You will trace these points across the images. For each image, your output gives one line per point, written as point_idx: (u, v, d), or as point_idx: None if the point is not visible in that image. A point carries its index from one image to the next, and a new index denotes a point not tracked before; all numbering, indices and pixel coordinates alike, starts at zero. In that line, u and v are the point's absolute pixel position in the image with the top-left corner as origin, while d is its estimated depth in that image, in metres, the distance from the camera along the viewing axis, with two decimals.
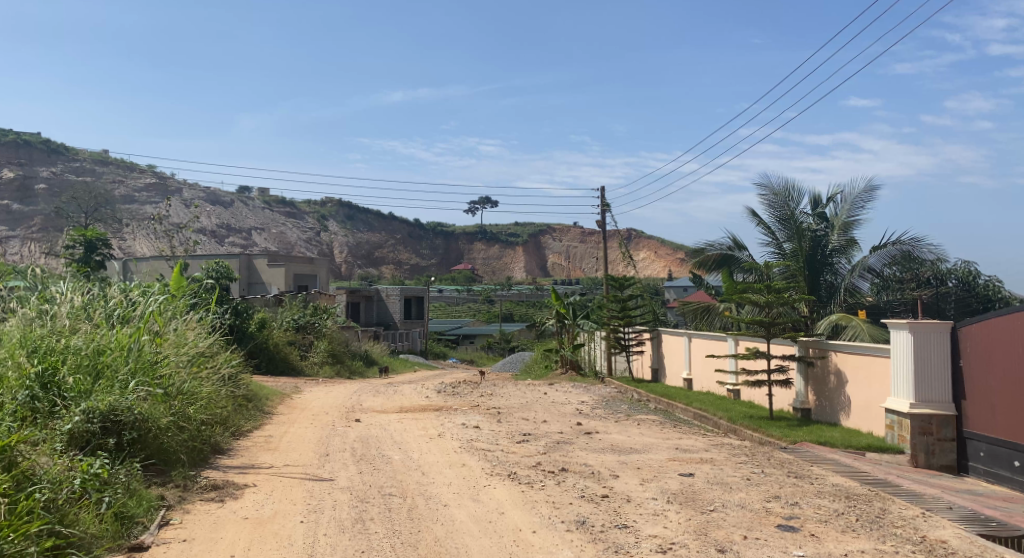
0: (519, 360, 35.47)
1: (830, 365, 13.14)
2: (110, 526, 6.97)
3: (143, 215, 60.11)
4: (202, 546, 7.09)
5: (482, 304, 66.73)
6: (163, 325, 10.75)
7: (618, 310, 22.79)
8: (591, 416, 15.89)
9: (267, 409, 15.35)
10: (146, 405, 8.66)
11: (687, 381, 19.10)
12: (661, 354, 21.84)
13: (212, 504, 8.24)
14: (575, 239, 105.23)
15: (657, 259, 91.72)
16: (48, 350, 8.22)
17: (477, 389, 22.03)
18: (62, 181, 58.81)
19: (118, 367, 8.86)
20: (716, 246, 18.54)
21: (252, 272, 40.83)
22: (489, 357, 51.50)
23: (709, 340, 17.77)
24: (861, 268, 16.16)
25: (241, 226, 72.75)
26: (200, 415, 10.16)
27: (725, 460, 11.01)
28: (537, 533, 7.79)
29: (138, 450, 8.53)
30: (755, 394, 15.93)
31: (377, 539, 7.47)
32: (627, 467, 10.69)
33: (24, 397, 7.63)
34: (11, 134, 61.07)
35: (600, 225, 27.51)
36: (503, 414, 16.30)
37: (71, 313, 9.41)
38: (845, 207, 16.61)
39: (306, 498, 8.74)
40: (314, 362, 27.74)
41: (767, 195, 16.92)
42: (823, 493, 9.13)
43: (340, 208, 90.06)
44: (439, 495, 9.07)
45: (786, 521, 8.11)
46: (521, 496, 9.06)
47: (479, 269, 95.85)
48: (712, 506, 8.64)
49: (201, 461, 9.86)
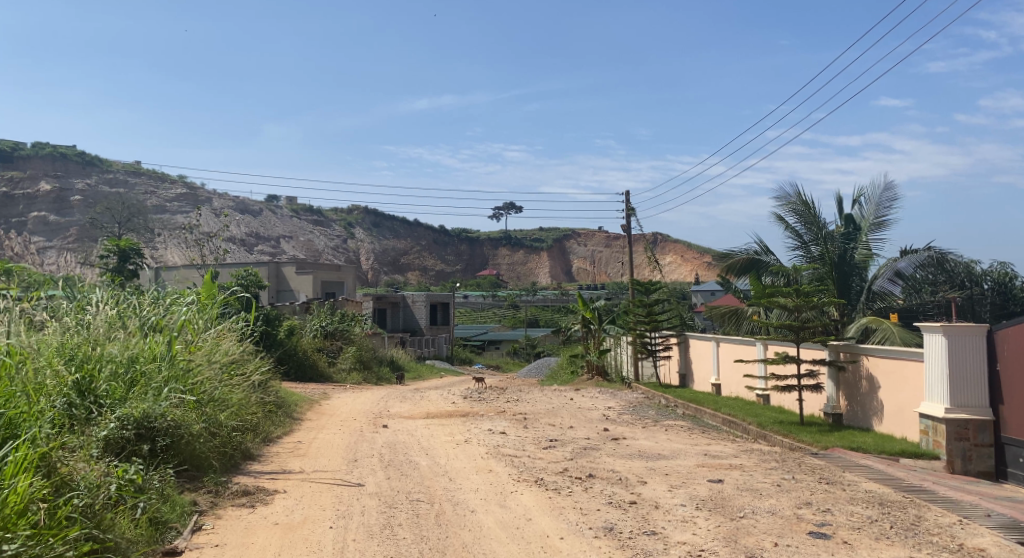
0: (544, 367, 35.42)
1: (861, 369, 12.96)
2: (145, 531, 7.01)
3: (174, 224, 60.78)
4: (235, 551, 7.15)
5: (507, 310, 67.01)
6: (196, 332, 10.87)
7: (645, 315, 22.62)
8: (618, 422, 15.85)
9: (295, 415, 15.43)
10: (178, 412, 8.73)
11: (716, 386, 18.92)
12: (688, 359, 21.68)
13: (244, 510, 8.30)
14: (600, 244, 104.96)
15: (683, 263, 91.52)
16: (84, 358, 8.31)
17: (503, 394, 22.07)
18: (96, 193, 59.62)
19: (152, 376, 8.97)
20: (743, 250, 18.46)
21: (281, 280, 41.40)
22: (515, 364, 51.41)
23: (738, 345, 17.61)
24: (891, 271, 15.68)
25: (269, 234, 73.45)
26: (231, 421, 10.25)
27: (754, 467, 10.91)
28: (565, 539, 7.76)
29: (172, 457, 8.64)
30: (784, 400, 15.75)
31: (405, 545, 7.49)
32: (655, 473, 10.63)
33: (63, 404, 7.71)
34: (48, 148, 62.57)
35: (626, 229, 27.45)
36: (530, 419, 16.31)
37: (107, 321, 9.52)
38: (872, 208, 16.50)
39: (335, 504, 8.78)
40: (342, 369, 27.90)
41: (792, 200, 16.86)
42: (856, 500, 9.03)
43: (366, 215, 90.63)
44: (467, 501, 9.09)
45: (817, 528, 8.03)
46: (549, 502, 9.04)
47: (504, 274, 96.12)
48: (742, 512, 8.58)
49: (234, 468, 9.96)
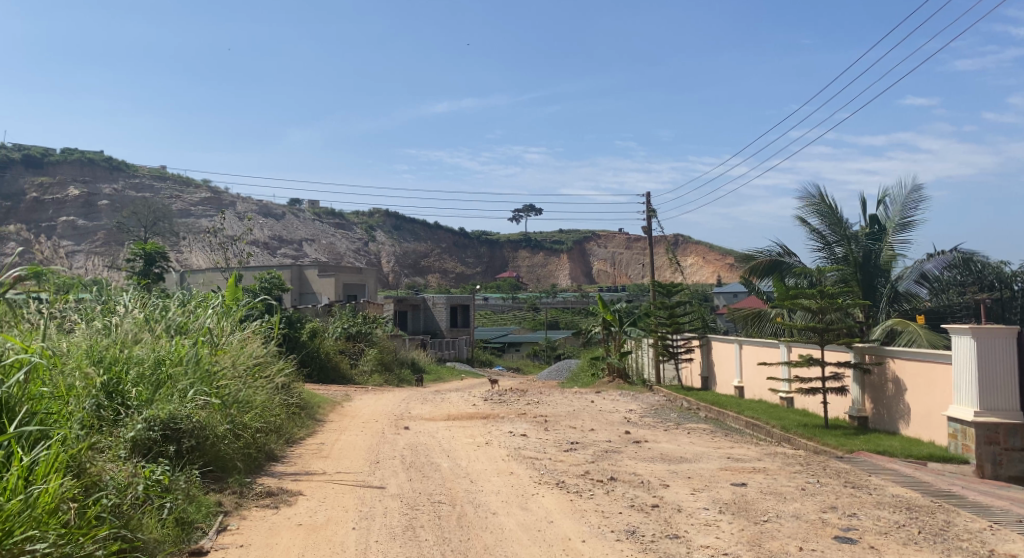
0: (565, 369, 35.37)
1: (887, 372, 12.82)
2: (172, 531, 7.06)
3: (199, 228, 61.38)
4: (259, 551, 7.18)
5: (527, 312, 66.98)
6: (221, 334, 10.99)
7: (666, 317, 22.54)
8: (640, 425, 15.79)
9: (318, 417, 15.52)
10: (204, 414, 8.81)
11: (739, 389, 18.80)
12: (710, 361, 21.55)
13: (268, 511, 8.33)
14: (620, 246, 104.70)
15: (705, 264, 91.12)
16: (113, 360, 8.37)
17: (524, 397, 22.09)
18: (123, 198, 60.40)
19: (178, 378, 9.05)
20: (766, 252, 18.35)
21: (304, 282, 41.65)
22: (535, 366, 51.36)
23: (761, 347, 17.47)
24: (917, 273, 15.64)
25: (292, 238, 73.93)
26: (255, 423, 10.31)
27: (778, 470, 10.81)
28: (587, 542, 7.73)
29: (197, 457, 8.70)
30: (808, 402, 15.62)
31: (427, 546, 7.49)
32: (677, 476, 10.57)
33: (92, 405, 7.78)
34: (76, 153, 63.45)
35: (646, 230, 27.37)
36: (550, 422, 16.28)
37: (134, 324, 9.60)
38: (898, 208, 16.32)
39: (358, 505, 8.79)
40: (364, 371, 28.00)
41: (815, 202, 16.73)
42: (883, 504, 8.92)
43: (386, 218, 90.94)
44: (488, 503, 9.08)
45: (843, 532, 7.94)
46: (570, 505, 9.01)
47: (524, 276, 96.16)
48: (766, 516, 8.51)
49: (258, 470, 10.03)
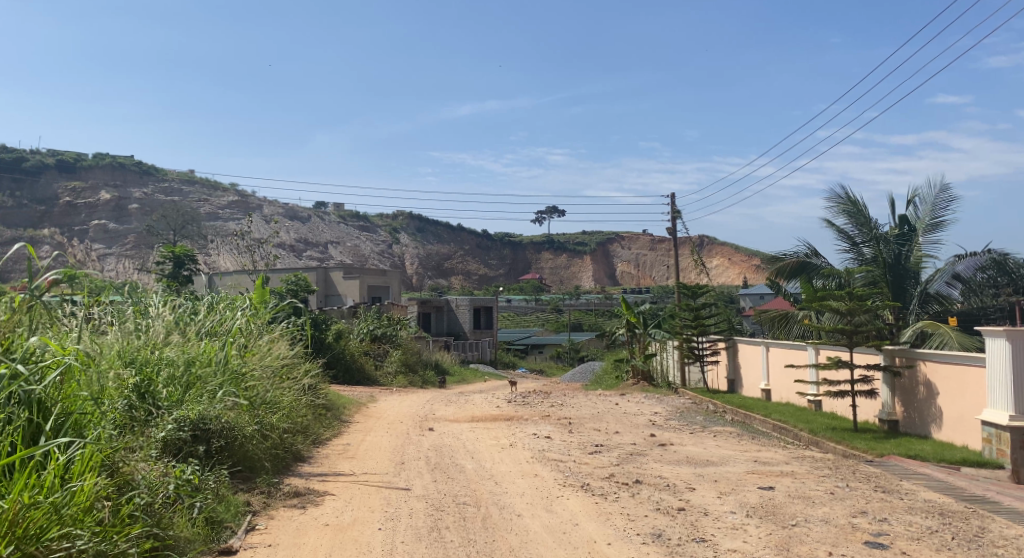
0: (589, 372, 35.21)
1: (918, 375, 12.64)
2: (202, 529, 7.10)
3: (227, 231, 61.96)
4: (287, 551, 7.21)
5: (550, 313, 66.89)
6: (250, 337, 11.08)
7: (691, 319, 22.37)
8: (665, 428, 15.68)
9: (344, 417, 15.58)
10: (232, 414, 8.87)
11: (765, 392, 18.63)
12: (736, 364, 21.36)
13: (296, 511, 8.36)
14: (643, 248, 104.42)
15: (730, 266, 90.56)
16: (145, 361, 8.43)
17: (548, 399, 22.04)
18: (153, 202, 61.16)
19: (207, 380, 9.12)
20: (792, 253, 18.17)
21: (329, 285, 41.89)
22: (559, 368, 51.27)
23: (788, 350, 17.29)
24: (949, 275, 15.46)
25: (317, 240, 74.39)
26: (282, 423, 10.36)
27: (806, 474, 10.68)
28: (612, 545, 7.68)
29: (225, 458, 8.77)
30: (836, 406, 15.43)
31: (453, 547, 7.49)
32: (703, 479, 10.47)
33: (124, 405, 7.83)
34: (108, 157, 64.33)
35: (671, 232, 27.20)
36: (575, 424, 16.22)
37: (164, 326, 9.67)
38: (928, 208, 16.10)
39: (383, 506, 8.81)
40: (388, 372, 28.10)
41: (843, 202, 16.53)
42: (914, 510, 8.79)
43: (410, 220, 91.27)
44: (513, 505, 9.04)
45: (874, 537, 7.83)
46: (595, 508, 8.95)
47: (547, 278, 96.07)
48: (794, 520, 8.40)
49: (285, 470, 10.08)
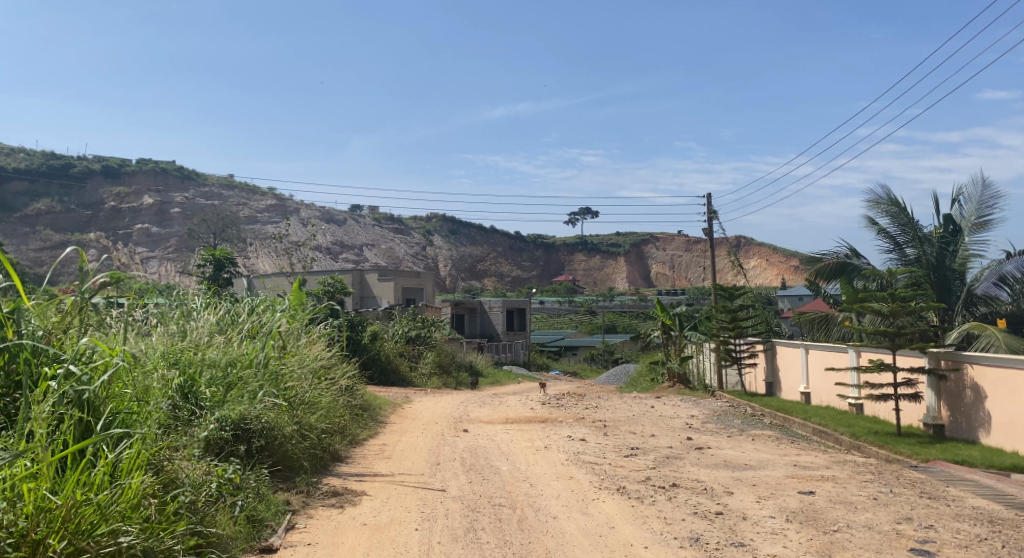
0: (623, 374, 35.04)
1: (965, 379, 12.35)
2: (243, 527, 7.13)
3: (265, 234, 62.67)
4: (326, 550, 7.21)
5: (584, 315, 66.69)
6: (289, 339, 11.15)
7: (729, 321, 22.16)
8: (702, 431, 15.50)
9: (380, 418, 15.64)
10: (272, 414, 8.93)
11: (805, 395, 18.36)
12: (774, 367, 21.10)
13: (333, 510, 8.38)
14: (678, 248, 103.69)
15: (769, 267, 89.64)
16: (187, 362, 8.50)
17: (582, 401, 21.93)
18: (193, 206, 62.23)
19: (248, 381, 9.19)
20: (832, 254, 17.87)
21: (364, 287, 42.17)
22: (593, 370, 51.08)
23: (829, 352, 17.01)
24: (996, 275, 15.05)
25: (353, 242, 74.96)
26: (321, 424, 10.41)
27: (848, 479, 10.48)
28: (649, 548, 7.59)
29: (266, 457, 8.83)
30: (879, 409, 15.15)
31: (489, 548, 7.45)
32: (741, 483, 10.31)
33: (168, 406, 7.88)
34: (150, 163, 65.46)
35: (708, 233, 26.94)
36: (610, 426, 16.12)
37: (206, 327, 9.76)
38: (974, 208, 15.75)
39: (420, 506, 8.80)
40: (423, 373, 28.18)
41: (885, 203, 16.23)
42: (962, 516, 8.57)
43: (443, 222, 91.62)
44: (548, 507, 8.98)
45: (920, 545, 7.65)
46: (631, 511, 8.86)
47: (581, 279, 95.84)
48: (836, 526, 8.24)
49: (324, 470, 10.11)
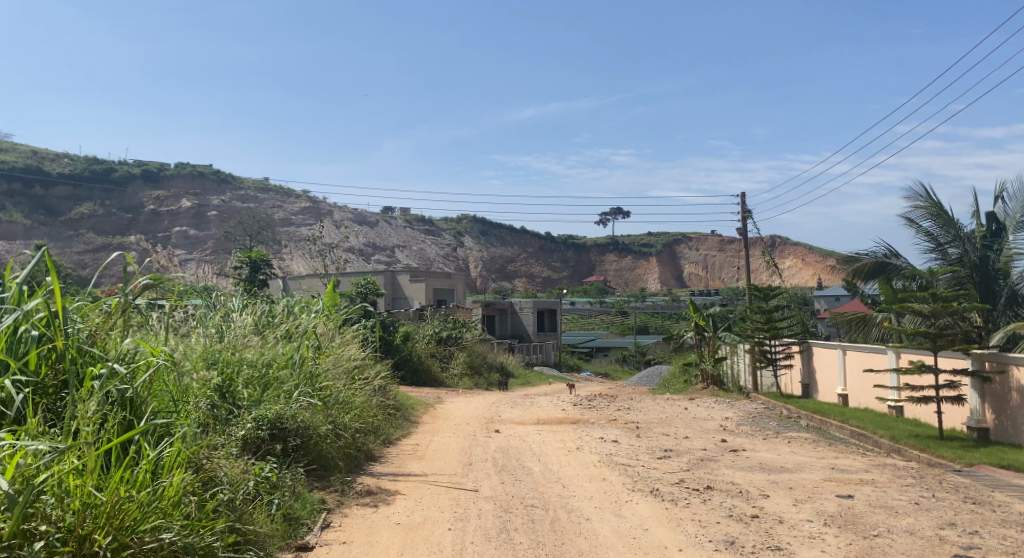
0: (656, 376, 34.81)
1: (1010, 381, 12.06)
2: (280, 525, 7.15)
3: (299, 236, 63.21)
4: (360, 549, 7.20)
5: (616, 316, 66.39)
6: (323, 339, 11.19)
7: (764, 322, 21.90)
8: (736, 433, 15.31)
9: (412, 418, 15.64)
10: (307, 414, 8.96)
11: (842, 397, 18.07)
12: (810, 368, 20.80)
13: (368, 509, 8.38)
14: (711, 248, 102.82)
15: (804, 267, 88.56)
16: (225, 362, 8.54)
17: (614, 402, 21.77)
18: (230, 209, 63.10)
19: (284, 380, 9.24)
20: (871, 254, 17.55)
21: (397, 288, 42.34)
22: (625, 372, 50.78)
23: (867, 354, 16.72)
24: None
25: (385, 244, 75.36)
26: (355, 423, 10.43)
27: (888, 483, 10.26)
28: (683, 551, 7.48)
29: (301, 456, 8.85)
30: (919, 412, 14.85)
31: (522, 549, 7.39)
32: (778, 486, 10.15)
33: (207, 405, 7.91)
34: (187, 167, 66.40)
35: (742, 232, 26.66)
36: (642, 428, 15.98)
37: (242, 327, 9.82)
38: (1017, 205, 15.37)
39: (453, 506, 8.76)
40: (455, 374, 28.21)
41: (924, 203, 15.92)
42: (1008, 522, 8.34)
43: (474, 223, 91.79)
44: (581, 508, 8.90)
45: (964, 551, 7.45)
46: (665, 513, 8.75)
47: (613, 280, 95.43)
48: (876, 531, 8.06)
49: (358, 469, 10.12)
